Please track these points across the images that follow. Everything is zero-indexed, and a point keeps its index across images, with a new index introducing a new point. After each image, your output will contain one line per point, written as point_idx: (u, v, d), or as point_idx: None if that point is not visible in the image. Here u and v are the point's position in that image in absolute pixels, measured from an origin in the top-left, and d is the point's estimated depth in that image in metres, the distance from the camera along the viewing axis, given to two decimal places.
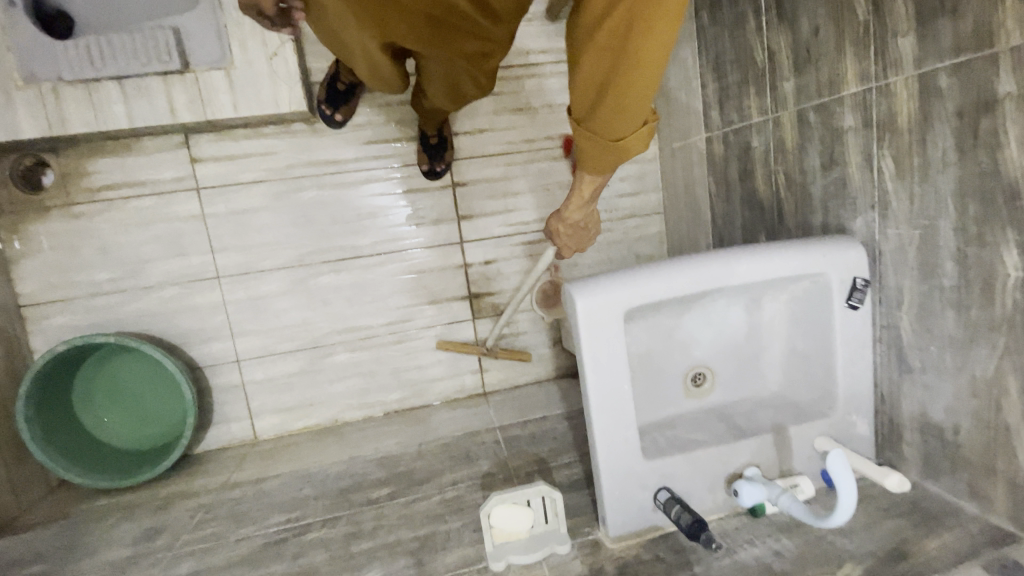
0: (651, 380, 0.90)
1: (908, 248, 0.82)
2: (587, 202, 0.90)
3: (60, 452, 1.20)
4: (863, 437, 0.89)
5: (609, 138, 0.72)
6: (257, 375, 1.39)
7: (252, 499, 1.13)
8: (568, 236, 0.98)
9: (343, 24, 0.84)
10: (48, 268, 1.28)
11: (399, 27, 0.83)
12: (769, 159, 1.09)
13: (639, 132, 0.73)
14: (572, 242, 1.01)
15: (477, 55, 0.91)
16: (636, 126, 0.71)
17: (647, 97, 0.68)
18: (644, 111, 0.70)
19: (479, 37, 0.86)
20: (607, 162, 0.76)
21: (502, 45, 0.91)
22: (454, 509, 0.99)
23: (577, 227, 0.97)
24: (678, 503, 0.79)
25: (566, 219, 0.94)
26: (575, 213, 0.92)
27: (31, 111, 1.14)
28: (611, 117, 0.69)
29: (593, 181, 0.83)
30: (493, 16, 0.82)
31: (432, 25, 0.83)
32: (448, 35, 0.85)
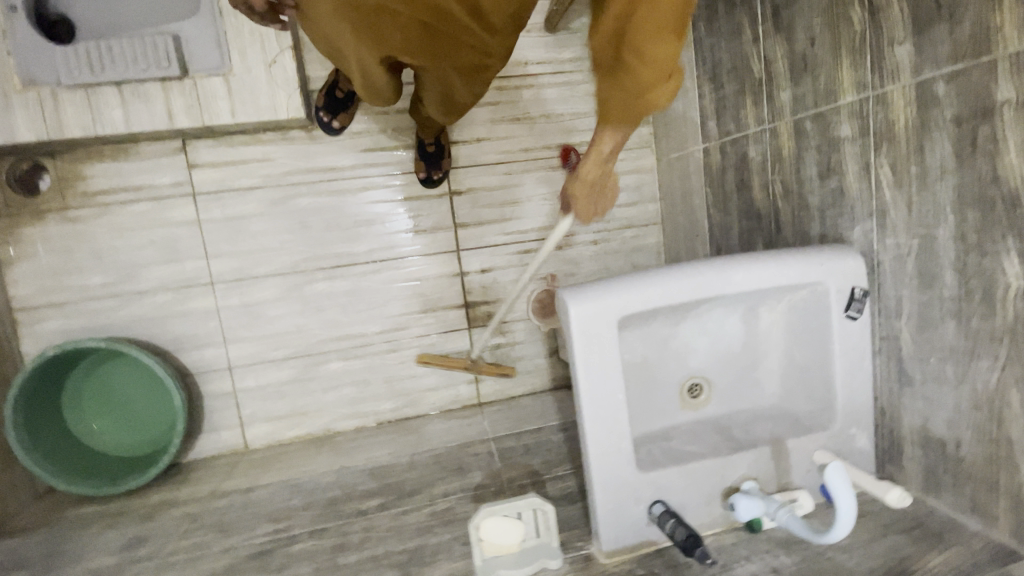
0: (646, 390, 0.88)
1: (907, 258, 0.81)
2: (607, 159, 0.84)
3: (46, 458, 1.17)
4: (863, 451, 0.87)
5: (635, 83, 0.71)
6: (249, 383, 1.37)
7: (240, 509, 1.11)
8: (585, 200, 0.90)
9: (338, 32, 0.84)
10: (42, 272, 1.27)
11: (393, 36, 0.83)
12: (766, 169, 1.08)
13: (664, 85, 0.72)
14: (587, 209, 0.93)
15: (474, 67, 0.91)
16: (663, 74, 0.70)
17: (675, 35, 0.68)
18: (673, 54, 0.69)
19: (475, 49, 0.86)
20: (630, 109, 0.75)
21: (500, 57, 0.91)
22: (444, 521, 0.96)
23: (595, 189, 0.90)
24: (673, 516, 0.76)
25: (583, 178, 0.87)
26: (594, 172, 0.86)
27: (29, 115, 1.14)
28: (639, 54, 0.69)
29: (613, 135, 0.81)
30: (491, 28, 0.83)
31: (427, 34, 0.83)
32: (444, 45, 0.85)
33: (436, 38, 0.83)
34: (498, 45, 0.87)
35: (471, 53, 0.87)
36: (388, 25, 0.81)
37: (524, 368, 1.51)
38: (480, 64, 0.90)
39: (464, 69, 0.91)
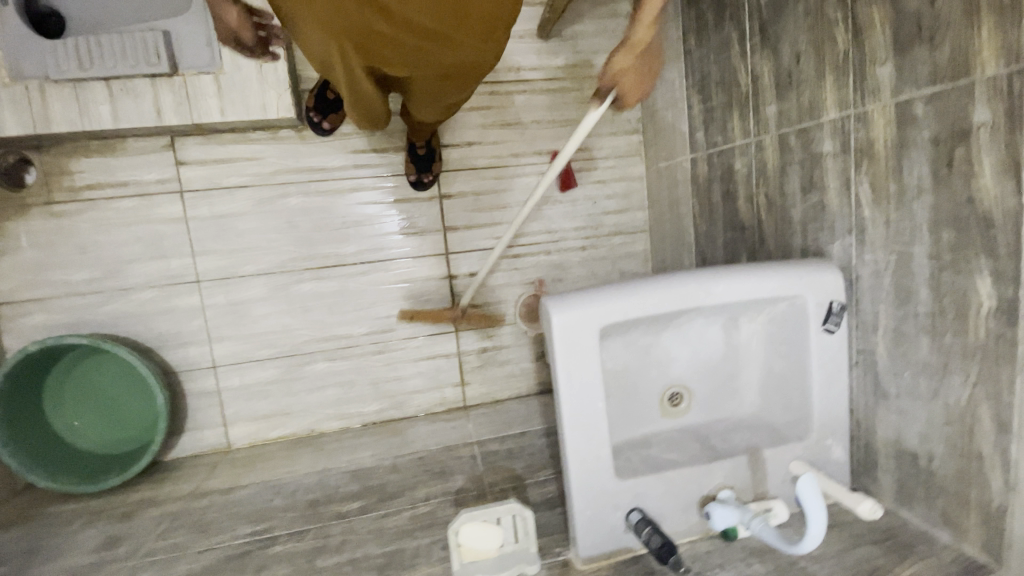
0: (627, 398, 0.89)
1: (884, 274, 0.82)
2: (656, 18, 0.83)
3: (26, 454, 1.16)
4: (838, 462, 0.89)
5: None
6: (233, 382, 1.37)
7: (220, 509, 1.11)
8: (634, 70, 0.89)
9: (328, 52, 0.85)
10: (25, 267, 1.26)
11: (385, 53, 0.84)
12: (751, 182, 1.10)
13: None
14: (635, 85, 0.91)
15: (464, 74, 0.93)
16: None
17: None
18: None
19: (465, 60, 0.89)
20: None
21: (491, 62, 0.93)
22: (424, 525, 0.97)
23: (644, 58, 0.88)
24: (649, 525, 0.77)
25: (632, 45, 0.85)
26: (646, 34, 0.84)
27: (16, 108, 1.14)
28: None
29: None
30: (482, 43, 0.87)
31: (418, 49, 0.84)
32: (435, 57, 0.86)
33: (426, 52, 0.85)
34: (488, 52, 0.89)
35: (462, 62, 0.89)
36: (380, 44, 0.82)
37: (510, 372, 1.52)
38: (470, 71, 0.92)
39: (453, 77, 0.93)
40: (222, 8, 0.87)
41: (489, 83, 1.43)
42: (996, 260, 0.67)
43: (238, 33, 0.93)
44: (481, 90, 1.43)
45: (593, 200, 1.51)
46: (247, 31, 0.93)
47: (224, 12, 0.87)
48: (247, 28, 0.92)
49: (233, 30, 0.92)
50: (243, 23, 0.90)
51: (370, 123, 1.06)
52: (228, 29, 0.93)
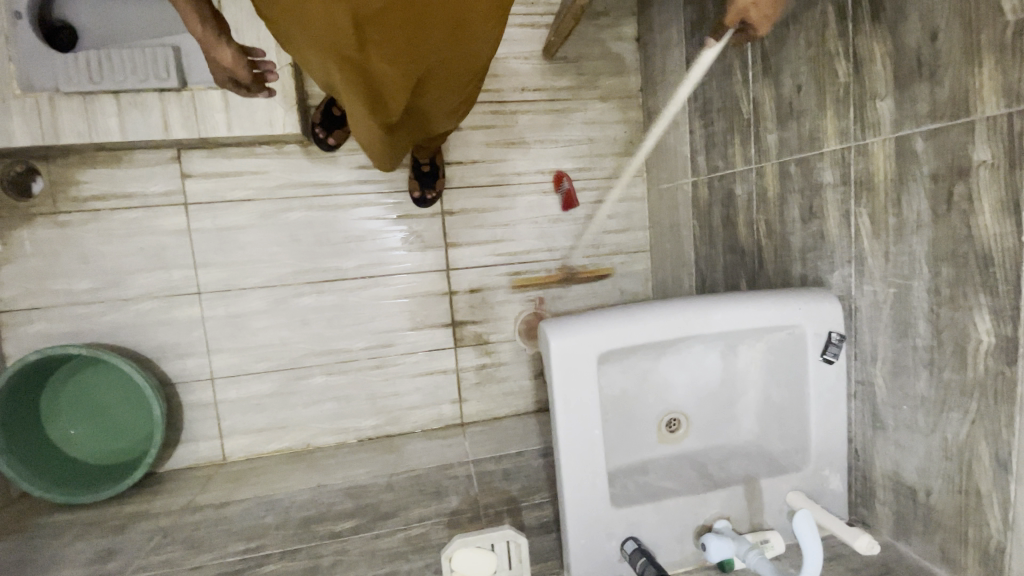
0: (624, 423, 0.88)
1: (883, 306, 0.82)
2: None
3: (21, 463, 1.16)
4: (836, 493, 0.88)
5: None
6: (230, 395, 1.37)
7: (212, 525, 1.10)
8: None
9: (330, 73, 0.84)
10: (28, 275, 1.26)
11: (386, 71, 0.83)
12: (751, 208, 1.10)
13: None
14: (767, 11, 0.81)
15: (464, 70, 0.92)
16: None
17: None
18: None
19: (465, 44, 0.87)
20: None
21: (489, 48, 0.92)
22: (417, 547, 0.96)
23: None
24: (644, 556, 0.76)
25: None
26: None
27: (25, 119, 1.15)
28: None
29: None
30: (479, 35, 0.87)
31: (416, 59, 0.83)
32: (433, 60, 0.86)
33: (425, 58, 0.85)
34: (487, 31, 0.88)
35: (461, 56, 0.89)
36: (379, 62, 0.81)
37: (508, 389, 1.52)
38: (469, 67, 0.92)
39: (454, 79, 0.93)
40: (214, 48, 0.84)
41: (493, 103, 1.44)
42: (996, 298, 0.67)
43: (233, 73, 0.89)
44: (485, 109, 1.44)
45: (594, 219, 1.52)
46: (243, 70, 0.88)
47: (218, 52, 0.84)
48: (242, 67, 0.88)
49: (229, 71, 0.89)
50: (238, 62, 0.87)
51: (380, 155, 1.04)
52: (224, 70, 0.89)
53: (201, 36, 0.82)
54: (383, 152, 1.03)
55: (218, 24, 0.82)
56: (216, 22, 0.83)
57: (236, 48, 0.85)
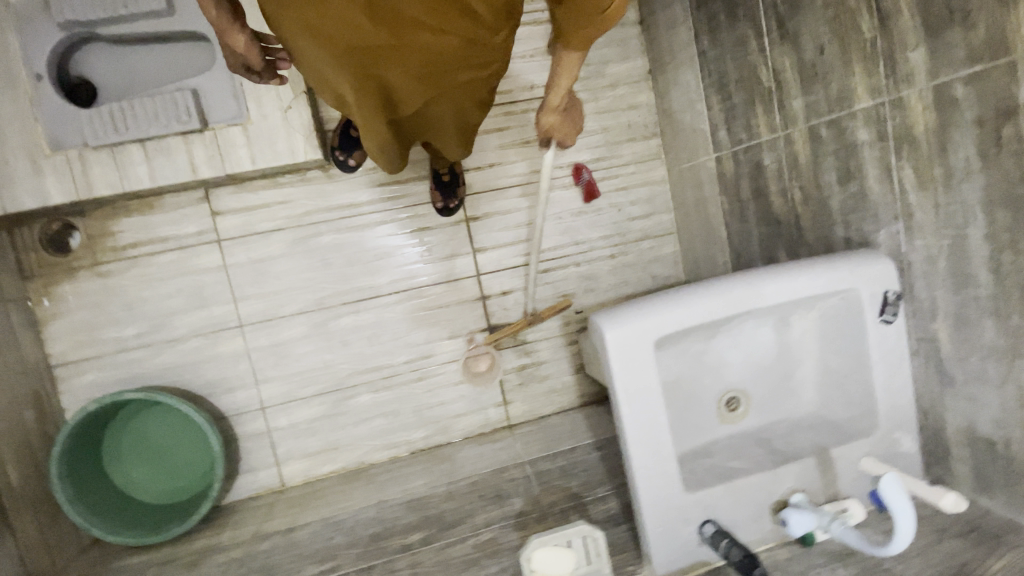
0: (685, 407, 0.88)
1: (938, 259, 0.81)
2: (573, 80, 0.84)
3: (92, 510, 1.19)
4: (909, 455, 0.86)
5: (589, 8, 0.68)
6: (282, 422, 1.39)
7: (284, 551, 1.11)
8: (561, 124, 0.96)
9: (339, 83, 0.86)
10: (78, 327, 1.30)
11: (395, 75, 0.85)
12: (783, 177, 1.08)
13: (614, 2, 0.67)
14: (568, 128, 0.98)
15: (476, 78, 0.92)
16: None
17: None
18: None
19: (480, 52, 0.85)
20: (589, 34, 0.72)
21: (501, 57, 0.90)
22: (491, 552, 0.97)
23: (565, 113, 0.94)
24: (726, 537, 0.76)
25: (552, 106, 0.90)
26: (561, 97, 0.88)
27: (58, 178, 1.18)
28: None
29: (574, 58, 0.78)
30: (491, 46, 0.85)
31: (426, 63, 0.84)
32: (444, 68, 0.86)
33: (437, 63, 0.84)
34: (500, 41, 0.86)
35: (473, 65, 0.88)
36: (386, 63, 0.83)
37: (551, 387, 1.52)
38: (481, 75, 0.92)
39: (464, 87, 0.93)
40: (228, 32, 0.85)
41: (505, 104, 1.45)
42: None
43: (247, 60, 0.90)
44: (498, 112, 1.44)
45: (617, 208, 1.51)
46: (256, 56, 0.89)
47: (231, 37, 0.85)
48: (255, 52, 0.88)
49: (242, 57, 0.89)
50: (249, 48, 0.87)
51: (392, 165, 1.06)
52: (237, 56, 0.89)
53: (218, 21, 0.84)
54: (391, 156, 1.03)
55: (233, 9, 0.84)
56: (231, 8, 0.84)
57: (250, 35, 0.86)
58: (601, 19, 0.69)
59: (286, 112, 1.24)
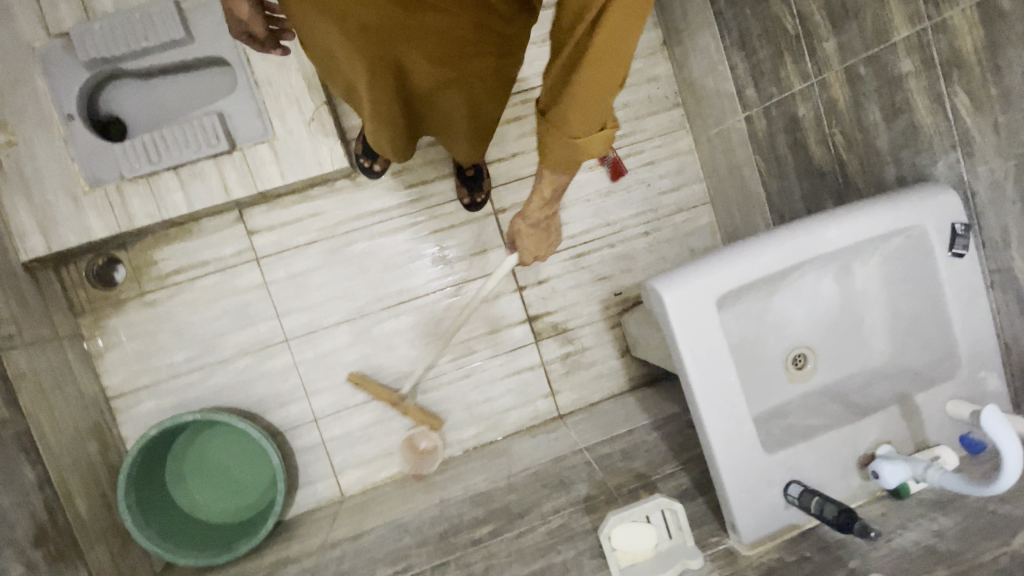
0: (753, 368, 0.85)
1: (1005, 183, 0.76)
2: (548, 202, 0.83)
3: (162, 535, 1.21)
4: (997, 394, 0.81)
5: (565, 132, 0.65)
6: (335, 432, 1.39)
7: (354, 556, 1.09)
8: (531, 237, 0.93)
9: (352, 68, 0.85)
10: (131, 358, 1.33)
11: (410, 57, 0.83)
12: (822, 125, 1.04)
13: (595, 137, 0.65)
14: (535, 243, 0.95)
15: (494, 68, 0.90)
16: (592, 128, 0.64)
17: (597, 108, 0.62)
18: (602, 107, 0.62)
19: (495, 40, 0.83)
20: (566, 158, 0.68)
21: (517, 49, 0.88)
22: (565, 538, 0.93)
23: (538, 230, 0.92)
24: (817, 495, 0.73)
25: (526, 218, 0.89)
26: (535, 212, 0.86)
27: (99, 213, 1.22)
28: (567, 110, 0.62)
29: (554, 179, 0.77)
30: (507, 37, 0.84)
31: (442, 44, 0.81)
32: (462, 52, 0.84)
33: (455, 46, 0.82)
34: (516, 33, 0.84)
35: (489, 53, 0.85)
36: (400, 44, 0.80)
37: (598, 372, 1.49)
38: (495, 66, 0.89)
39: (478, 74, 0.90)
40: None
41: (520, 93, 1.45)
42: None
43: (249, 27, 0.93)
44: (515, 101, 1.44)
45: (645, 184, 1.49)
46: (258, 23, 0.92)
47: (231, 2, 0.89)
48: (257, 19, 0.92)
49: (245, 24, 0.93)
50: (252, 16, 0.91)
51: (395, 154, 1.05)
52: (238, 23, 0.93)
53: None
54: (395, 145, 1.02)
55: None
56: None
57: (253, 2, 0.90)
58: (575, 145, 0.66)
59: (309, 125, 1.26)
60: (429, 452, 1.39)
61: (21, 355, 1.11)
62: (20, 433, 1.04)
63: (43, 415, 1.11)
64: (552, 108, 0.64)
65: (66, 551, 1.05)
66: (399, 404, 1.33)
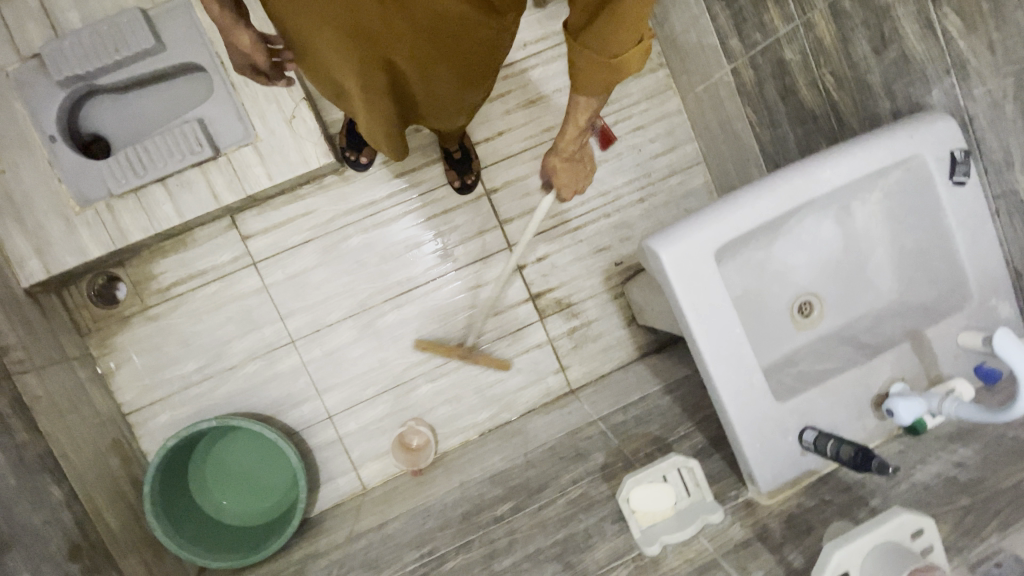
0: (759, 319, 0.85)
1: (1004, 103, 0.73)
2: (582, 133, 0.81)
3: (191, 541, 1.22)
4: (1010, 320, 0.80)
5: (604, 50, 0.66)
6: (351, 427, 1.40)
7: (381, 544, 1.10)
8: (567, 172, 0.90)
9: (341, 69, 0.82)
10: (141, 373, 1.34)
11: (400, 55, 0.78)
12: (810, 67, 1.01)
13: (634, 52, 0.66)
14: (570, 181, 0.92)
15: (484, 62, 0.86)
16: (631, 42, 0.65)
17: (636, 22, 0.62)
18: (640, 23, 0.63)
19: (486, 34, 0.79)
20: (604, 79, 0.69)
21: (507, 41, 0.84)
22: (585, 506, 0.93)
23: (573, 163, 0.89)
24: (832, 438, 0.73)
25: (561, 152, 0.86)
26: (570, 143, 0.84)
27: (93, 231, 1.22)
28: (608, 29, 0.63)
29: (591, 103, 0.75)
30: (500, 29, 0.79)
31: (431, 40, 0.77)
32: (451, 41, 0.78)
33: (442, 37, 0.77)
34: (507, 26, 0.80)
35: (478, 40, 0.79)
36: (391, 41, 0.76)
37: (606, 344, 1.48)
38: (485, 60, 0.85)
39: (469, 64, 0.84)
40: (232, 29, 0.82)
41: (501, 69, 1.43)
42: None
43: (252, 58, 0.87)
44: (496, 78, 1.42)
45: (637, 148, 1.46)
46: (262, 54, 0.86)
47: (235, 35, 0.83)
48: (260, 50, 0.86)
49: (247, 57, 0.87)
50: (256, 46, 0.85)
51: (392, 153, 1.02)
52: (242, 56, 0.87)
53: (221, 20, 0.81)
54: (392, 144, 0.99)
55: (235, 7, 0.82)
56: (234, 6, 0.82)
57: (255, 33, 0.84)
58: (616, 64, 0.67)
59: (291, 122, 1.25)
60: (422, 448, 1.40)
61: (33, 378, 1.12)
62: (41, 454, 1.05)
63: (63, 435, 1.13)
64: (588, 31, 0.65)
65: (100, 563, 1.07)
66: (467, 355, 1.37)
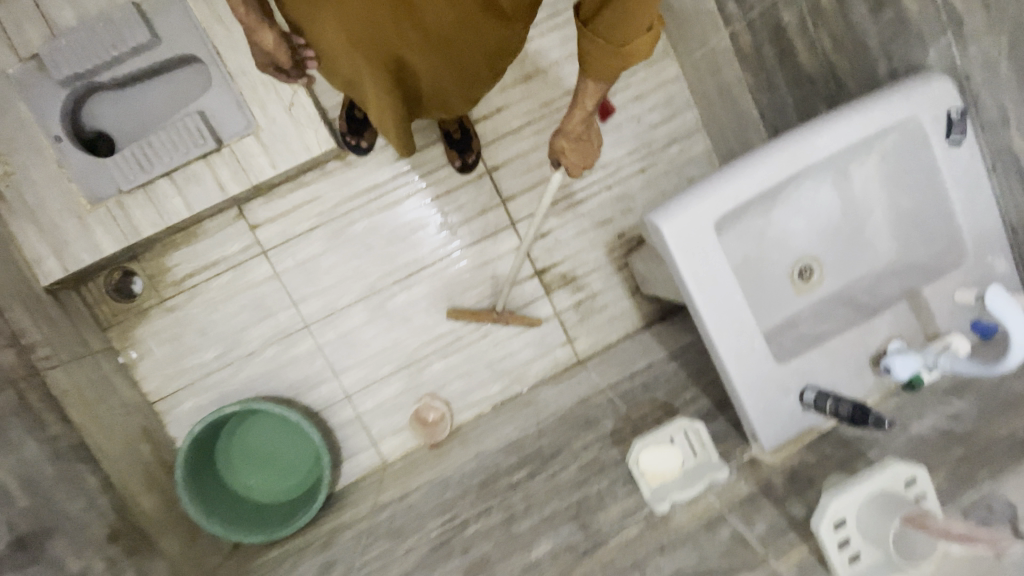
0: (759, 285, 0.88)
1: (1000, 61, 0.73)
2: (591, 113, 0.82)
3: (224, 519, 1.29)
4: (1005, 276, 0.82)
5: (614, 38, 0.67)
6: (368, 405, 1.46)
7: (404, 513, 1.15)
8: (575, 153, 0.88)
9: (351, 62, 0.83)
10: (164, 363, 1.39)
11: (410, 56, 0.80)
12: (807, 29, 1.00)
13: (643, 39, 0.68)
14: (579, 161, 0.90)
15: (491, 64, 0.88)
16: (641, 31, 0.67)
17: (644, 13, 0.64)
18: (649, 12, 0.64)
19: (495, 40, 0.81)
20: (613, 68, 0.71)
21: (515, 47, 0.86)
22: (597, 470, 0.97)
23: (582, 143, 0.88)
24: (831, 397, 0.76)
25: (568, 131, 0.85)
26: (578, 122, 0.83)
27: (106, 228, 1.24)
28: (617, 16, 0.65)
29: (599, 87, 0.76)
30: (508, 36, 0.81)
31: (439, 43, 0.79)
32: (459, 45, 0.80)
33: (451, 40, 0.79)
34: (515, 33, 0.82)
35: (487, 43, 0.81)
36: (400, 41, 0.78)
37: (612, 314, 1.52)
38: (492, 63, 0.87)
39: (475, 67, 0.86)
40: (258, 31, 0.85)
41: None
42: None
43: (276, 57, 0.90)
44: None
45: (636, 119, 1.46)
46: (285, 55, 0.88)
47: (260, 36, 0.85)
48: (283, 51, 0.88)
49: (270, 55, 0.89)
50: (279, 46, 0.87)
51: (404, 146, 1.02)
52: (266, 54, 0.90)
53: (247, 21, 0.84)
54: (402, 138, 0.99)
55: (261, 8, 0.84)
56: (260, 7, 0.85)
57: (279, 33, 0.86)
58: (627, 52, 0.68)
59: (291, 110, 1.25)
60: (437, 423, 1.45)
61: (61, 373, 1.17)
62: (75, 446, 1.11)
63: (94, 426, 1.18)
64: (597, 19, 0.66)
65: (140, 543, 1.14)
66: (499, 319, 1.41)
